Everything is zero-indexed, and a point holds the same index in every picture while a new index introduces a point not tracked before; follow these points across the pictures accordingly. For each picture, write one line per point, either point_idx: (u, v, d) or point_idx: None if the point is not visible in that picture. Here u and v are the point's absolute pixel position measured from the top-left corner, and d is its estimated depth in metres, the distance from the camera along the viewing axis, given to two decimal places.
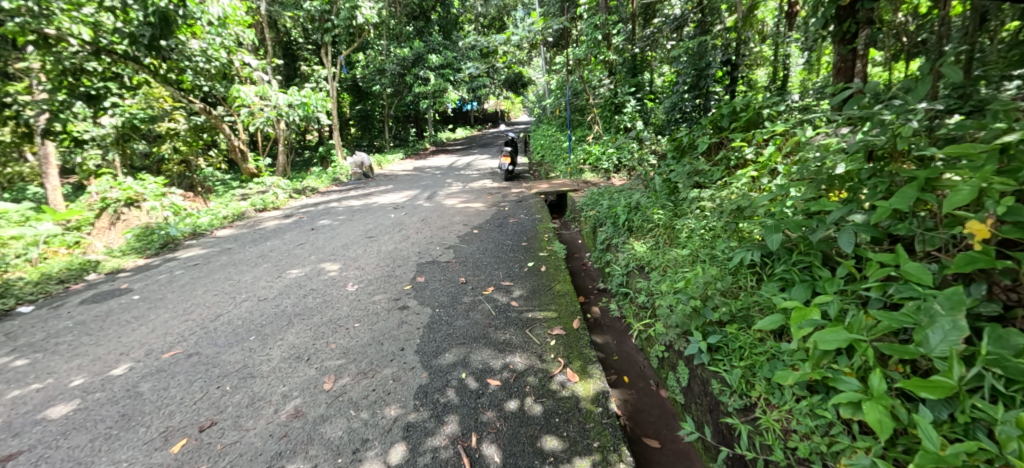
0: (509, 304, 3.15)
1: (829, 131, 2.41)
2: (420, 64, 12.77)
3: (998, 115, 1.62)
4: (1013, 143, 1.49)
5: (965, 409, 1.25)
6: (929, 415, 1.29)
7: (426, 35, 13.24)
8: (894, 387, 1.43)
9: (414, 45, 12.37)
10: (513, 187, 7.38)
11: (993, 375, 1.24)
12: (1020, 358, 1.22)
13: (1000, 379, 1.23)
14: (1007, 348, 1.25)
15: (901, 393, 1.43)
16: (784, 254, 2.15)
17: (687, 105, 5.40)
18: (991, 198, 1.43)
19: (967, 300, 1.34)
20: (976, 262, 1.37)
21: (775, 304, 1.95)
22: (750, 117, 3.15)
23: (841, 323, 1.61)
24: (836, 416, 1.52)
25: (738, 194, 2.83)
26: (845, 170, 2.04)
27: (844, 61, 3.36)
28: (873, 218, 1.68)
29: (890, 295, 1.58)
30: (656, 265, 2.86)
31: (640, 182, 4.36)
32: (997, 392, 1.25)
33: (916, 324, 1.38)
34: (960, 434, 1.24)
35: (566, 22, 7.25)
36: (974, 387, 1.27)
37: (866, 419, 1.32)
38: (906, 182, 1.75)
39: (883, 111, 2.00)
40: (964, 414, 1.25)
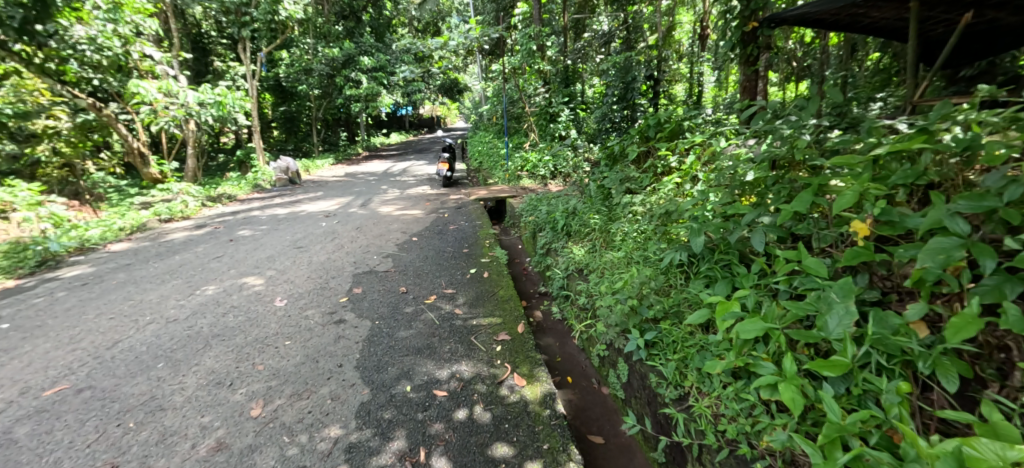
0: (453, 312, 3.11)
1: (739, 142, 2.71)
2: (350, 65, 12.25)
3: (870, 131, 1.93)
4: (882, 156, 1.78)
5: (858, 382, 1.45)
6: (832, 391, 1.48)
7: (356, 36, 12.78)
8: (803, 369, 1.63)
9: (343, 46, 11.83)
10: (451, 193, 7.30)
11: (877, 352, 1.45)
12: (896, 335, 1.44)
13: (883, 355, 1.44)
14: (887, 328, 1.47)
15: (808, 374, 1.63)
16: (707, 253, 2.36)
17: (616, 115, 5.65)
18: (869, 201, 1.71)
19: (856, 289, 1.56)
20: (860, 256, 1.61)
21: (702, 300, 2.13)
22: (673, 128, 3.45)
23: (758, 314, 1.80)
24: (758, 398, 1.69)
25: (665, 199, 3.05)
26: (754, 177, 2.30)
27: (749, 81, 3.65)
28: (779, 220, 1.91)
29: (795, 287, 1.80)
30: (594, 267, 3.01)
31: (576, 188, 4.53)
32: (882, 365, 1.47)
33: (818, 311, 1.59)
34: (854, 404, 1.46)
35: (503, 31, 7.36)
36: (865, 362, 1.48)
37: (781, 398, 1.49)
38: (803, 188, 2.02)
39: (782, 126, 2.29)
40: (858, 387, 1.45)
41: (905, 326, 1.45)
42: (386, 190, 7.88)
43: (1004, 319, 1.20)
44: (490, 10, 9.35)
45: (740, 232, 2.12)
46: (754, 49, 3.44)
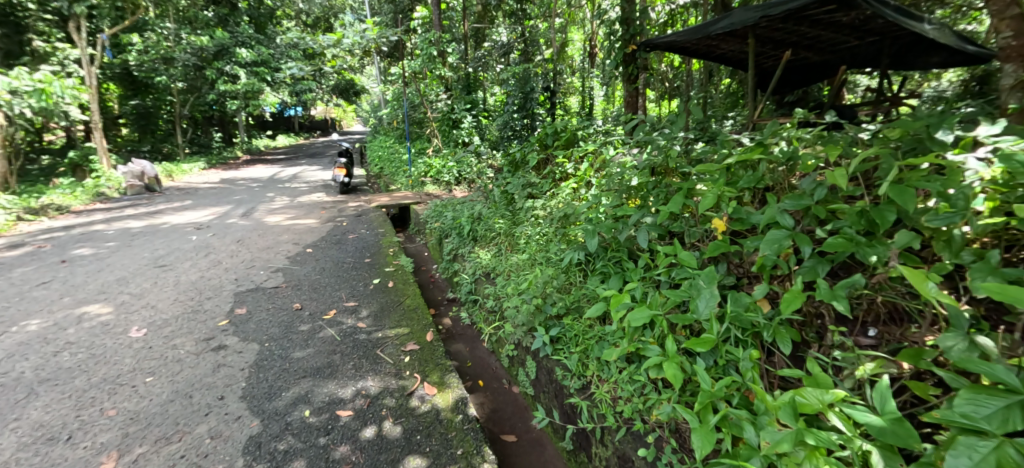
0: (356, 326, 2.92)
1: (625, 151, 3.01)
2: (224, 57, 10.86)
3: (724, 142, 2.31)
4: (733, 164, 2.15)
5: (722, 354, 1.65)
6: (703, 364, 1.64)
7: (231, 25, 11.33)
8: (682, 349, 1.83)
9: (215, 35, 10.44)
10: (350, 200, 6.84)
11: (735, 327, 1.68)
12: (747, 311, 1.67)
13: (740, 329, 1.68)
14: (740, 305, 1.70)
15: (684, 353, 1.84)
16: (601, 251, 2.58)
17: (517, 123, 5.84)
18: (725, 202, 2.03)
19: (718, 276, 1.81)
20: (720, 248, 1.91)
21: (599, 294, 2.32)
22: (568, 137, 3.72)
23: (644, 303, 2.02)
24: (647, 378, 1.83)
25: (563, 203, 3.25)
26: (637, 182, 2.57)
27: (632, 96, 4.09)
28: (658, 220, 2.17)
29: (673, 277, 2.06)
30: (501, 270, 3.09)
31: (481, 193, 4.60)
32: (738, 338, 1.69)
33: (691, 297, 1.81)
34: (719, 373, 1.66)
35: (402, 34, 7.21)
36: (726, 337, 1.71)
37: (665, 376, 1.60)
38: (676, 191, 2.33)
39: (659, 137, 2.62)
40: (722, 358, 1.65)
41: (754, 303, 1.70)
42: (272, 198, 7.09)
43: (819, 290, 1.48)
44: (386, 10, 9.05)
45: (628, 231, 2.36)
46: (633, 68, 3.89)
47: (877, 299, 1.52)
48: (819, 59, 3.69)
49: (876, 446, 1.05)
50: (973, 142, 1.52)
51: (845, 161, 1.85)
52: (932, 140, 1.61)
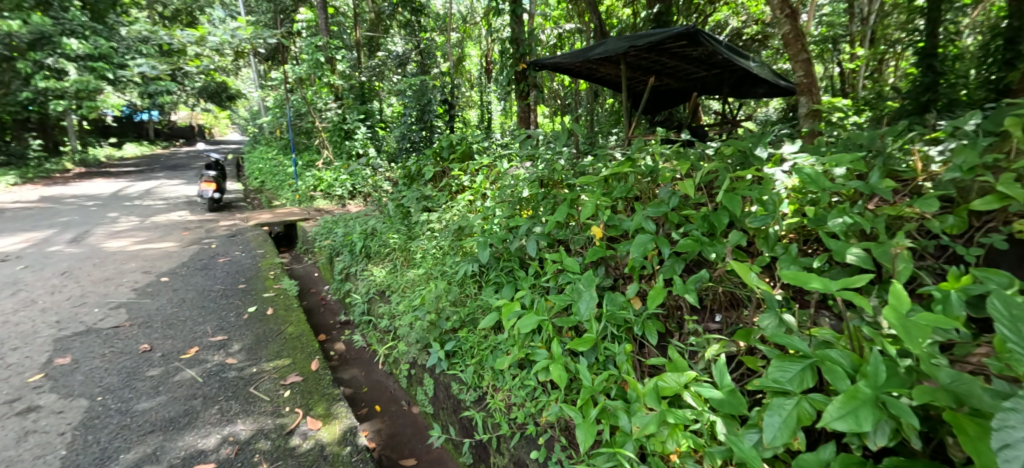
0: (224, 363, 2.58)
1: (517, 164, 3.15)
2: (46, 47, 8.94)
3: (600, 158, 2.59)
4: (610, 178, 2.41)
5: (602, 350, 1.73)
6: (586, 362, 1.71)
7: (57, 9, 9.18)
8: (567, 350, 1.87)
9: (31, 19, 8.56)
10: (223, 218, 6.04)
11: (611, 324, 1.82)
12: (621, 310, 1.84)
13: (615, 326, 1.82)
14: (616, 305, 1.86)
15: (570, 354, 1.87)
16: (494, 262, 2.67)
17: (415, 136, 5.68)
18: (602, 212, 2.26)
19: (597, 279, 1.93)
20: (597, 253, 2.12)
21: (492, 305, 2.38)
22: (464, 151, 3.83)
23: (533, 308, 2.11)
24: (537, 381, 1.88)
25: (459, 215, 3.27)
26: (528, 193, 2.73)
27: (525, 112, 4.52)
28: (546, 229, 2.33)
29: (560, 282, 2.23)
30: (396, 287, 3.02)
31: (376, 207, 4.42)
32: (614, 334, 1.83)
33: (572, 300, 1.90)
34: (601, 369, 1.70)
35: (281, 38, 6.75)
36: (603, 334, 1.83)
37: (552, 376, 1.63)
38: (561, 203, 2.53)
39: (548, 153, 2.88)
40: (602, 354, 1.73)
41: (626, 301, 1.87)
42: (117, 217, 5.96)
43: (676, 285, 1.73)
44: (264, 8, 8.30)
45: (518, 240, 2.50)
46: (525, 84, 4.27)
47: (718, 290, 1.82)
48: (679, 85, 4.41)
49: (720, 416, 1.20)
50: (779, 158, 1.97)
51: (694, 173, 2.19)
52: (753, 155, 2.04)
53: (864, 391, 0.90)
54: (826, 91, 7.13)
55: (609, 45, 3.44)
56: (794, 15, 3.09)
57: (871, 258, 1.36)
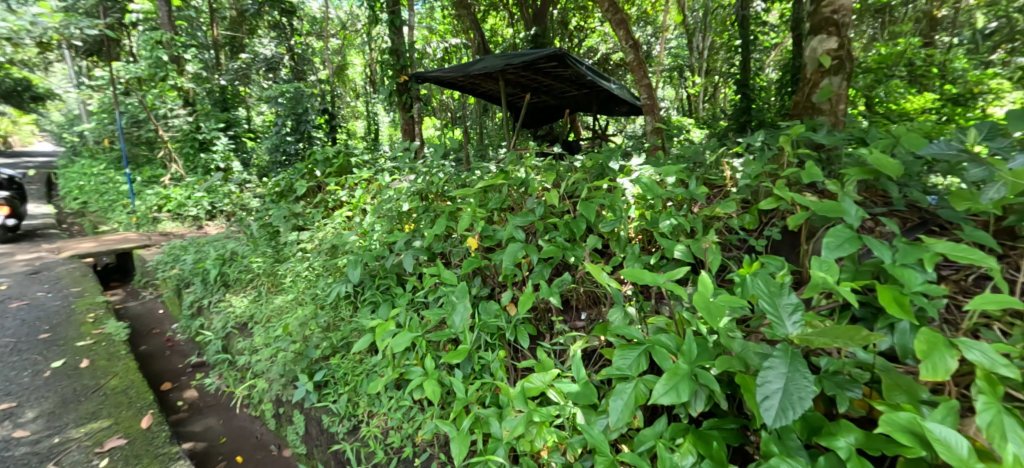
0: (11, 435, 2.02)
1: (399, 178, 3.06)
2: None
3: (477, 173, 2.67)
4: (488, 190, 2.45)
5: (477, 359, 1.76)
6: (461, 373, 1.71)
7: None
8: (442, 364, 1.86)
9: None
10: (22, 249, 4.78)
11: (486, 333, 1.86)
12: (495, 318, 1.88)
13: (489, 334, 1.86)
14: (490, 313, 1.89)
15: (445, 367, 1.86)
16: (370, 281, 2.48)
17: (289, 147, 5.42)
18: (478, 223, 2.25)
19: (472, 289, 1.89)
20: (473, 263, 2.08)
21: (367, 326, 2.22)
22: (341, 164, 3.62)
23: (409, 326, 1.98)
24: (412, 400, 1.83)
25: (333, 232, 3.02)
26: (409, 206, 2.65)
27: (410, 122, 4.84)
28: (425, 242, 2.25)
29: (438, 296, 2.14)
30: (260, 318, 2.71)
31: (238, 228, 3.94)
32: (488, 342, 1.86)
33: (448, 313, 1.85)
34: (476, 378, 1.71)
35: (109, 31, 5.80)
36: (478, 344, 1.85)
37: (425, 393, 1.60)
38: (440, 215, 2.50)
39: (427, 167, 2.86)
40: (476, 363, 1.75)
41: (500, 309, 1.91)
42: None
43: (543, 289, 1.81)
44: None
45: (394, 256, 2.36)
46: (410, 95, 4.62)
47: (580, 290, 1.97)
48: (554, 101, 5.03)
49: (579, 407, 1.29)
50: (629, 170, 2.23)
51: (561, 184, 2.35)
52: (607, 167, 2.29)
53: (681, 367, 1.06)
54: (678, 112, 8.31)
55: (487, 62, 3.94)
56: (637, 45, 3.41)
57: (691, 253, 1.63)
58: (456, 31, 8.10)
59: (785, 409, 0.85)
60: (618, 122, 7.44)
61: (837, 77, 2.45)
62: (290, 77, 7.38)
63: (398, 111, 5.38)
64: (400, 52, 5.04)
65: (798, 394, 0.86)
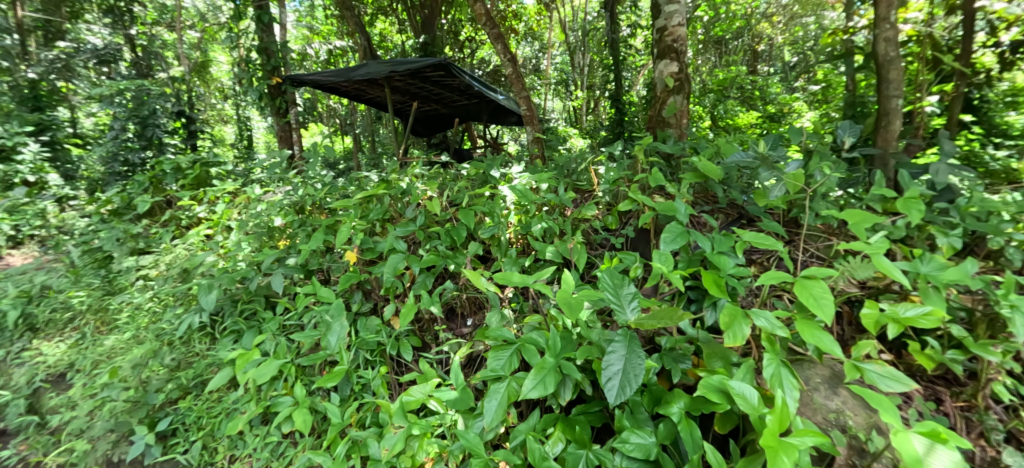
0: None
1: (271, 189, 2.72)
2: None
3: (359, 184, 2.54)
4: (371, 199, 2.29)
5: (355, 379, 1.65)
6: (338, 397, 1.59)
7: None
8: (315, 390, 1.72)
9: None
10: None
11: (365, 350, 1.76)
12: (375, 335, 1.78)
13: (369, 351, 1.76)
14: (370, 330, 1.80)
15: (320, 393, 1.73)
16: (230, 307, 2.14)
17: (134, 156, 4.57)
18: (357, 236, 2.09)
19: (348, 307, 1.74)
20: (352, 279, 1.91)
21: (226, 359, 1.94)
22: (198, 175, 3.14)
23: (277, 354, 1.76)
24: (281, 435, 1.65)
25: (186, 254, 2.57)
26: (283, 221, 2.39)
27: None
28: (299, 259, 2.01)
29: (313, 318, 1.90)
30: (84, 364, 2.20)
31: (55, 255, 3.19)
32: (368, 360, 1.76)
33: (321, 334, 1.71)
34: (355, 400, 1.61)
35: None
36: (356, 363, 1.74)
37: (294, 424, 1.47)
38: (317, 229, 2.29)
39: (301, 179, 2.62)
40: (355, 383, 1.65)
41: (381, 324, 1.82)
42: None
43: (423, 299, 1.75)
44: None
45: (258, 278, 2.07)
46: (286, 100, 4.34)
47: (464, 296, 1.94)
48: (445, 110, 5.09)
49: (460, 413, 1.31)
50: (509, 178, 2.30)
51: (444, 193, 2.32)
52: (489, 175, 2.34)
53: (547, 362, 1.12)
54: (566, 123, 8.84)
55: (370, 68, 3.87)
56: (515, 60, 3.42)
57: (561, 254, 1.75)
58: (340, 33, 7.59)
59: (624, 386, 0.98)
60: (511, 131, 7.64)
61: (679, 96, 2.83)
62: (132, 72, 6.20)
63: (272, 115, 4.85)
64: (272, 52, 4.59)
65: (634, 372, 0.99)
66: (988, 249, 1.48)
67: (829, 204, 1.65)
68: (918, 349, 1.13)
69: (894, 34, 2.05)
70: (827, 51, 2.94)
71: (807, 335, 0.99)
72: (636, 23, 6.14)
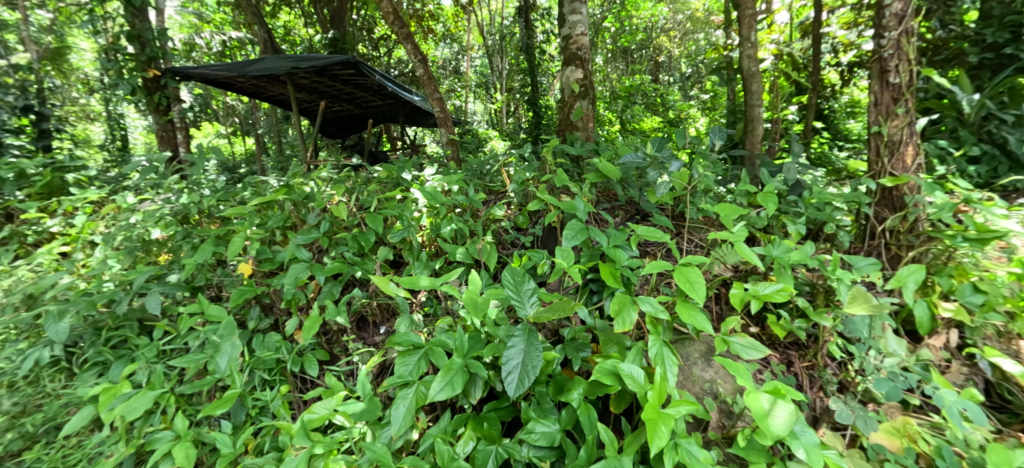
0: None
1: (149, 198, 2.34)
2: None
3: (255, 191, 2.33)
4: (269, 205, 2.10)
5: (250, 403, 1.50)
6: (229, 425, 1.43)
7: None
8: (203, 420, 1.53)
9: None
10: None
11: (261, 370, 1.60)
12: (273, 352, 1.63)
13: (267, 370, 1.60)
14: (269, 348, 1.65)
15: (209, 423, 1.54)
16: (93, 336, 1.75)
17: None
18: (252, 246, 1.89)
19: (240, 324, 1.60)
20: (245, 293, 1.74)
21: (88, 397, 1.59)
22: (49, 182, 2.63)
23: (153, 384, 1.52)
24: None
25: (35, 276, 2.02)
26: (162, 233, 2.06)
27: (167, 131, 4.23)
28: (181, 276, 1.78)
29: (200, 341, 1.66)
30: None
31: None
32: (266, 380, 1.61)
33: (207, 357, 1.53)
34: (251, 426, 1.46)
35: None
36: (251, 385, 1.57)
37: (175, 460, 1.29)
38: (204, 240, 2.04)
39: (184, 185, 2.31)
40: (250, 408, 1.49)
41: (281, 340, 1.68)
42: None
43: (328, 310, 1.64)
44: None
45: (129, 300, 1.74)
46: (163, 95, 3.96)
47: (375, 304, 1.85)
48: (359, 110, 4.88)
49: (368, 425, 1.26)
50: (421, 180, 2.24)
51: (350, 197, 2.21)
52: (401, 178, 2.27)
53: (455, 363, 1.13)
54: (487, 125, 8.89)
55: (269, 63, 3.58)
56: (426, 61, 3.35)
57: (472, 256, 1.75)
58: (235, 23, 6.85)
59: (523, 379, 1.03)
60: (432, 133, 7.49)
61: (585, 100, 2.99)
62: None
63: (150, 113, 4.22)
64: (145, 41, 3.98)
65: (532, 364, 1.05)
66: (826, 234, 1.77)
67: (708, 199, 1.85)
68: (774, 320, 1.34)
69: (755, 52, 2.39)
70: (710, 65, 3.32)
71: (686, 316, 1.12)
72: (549, 30, 6.36)
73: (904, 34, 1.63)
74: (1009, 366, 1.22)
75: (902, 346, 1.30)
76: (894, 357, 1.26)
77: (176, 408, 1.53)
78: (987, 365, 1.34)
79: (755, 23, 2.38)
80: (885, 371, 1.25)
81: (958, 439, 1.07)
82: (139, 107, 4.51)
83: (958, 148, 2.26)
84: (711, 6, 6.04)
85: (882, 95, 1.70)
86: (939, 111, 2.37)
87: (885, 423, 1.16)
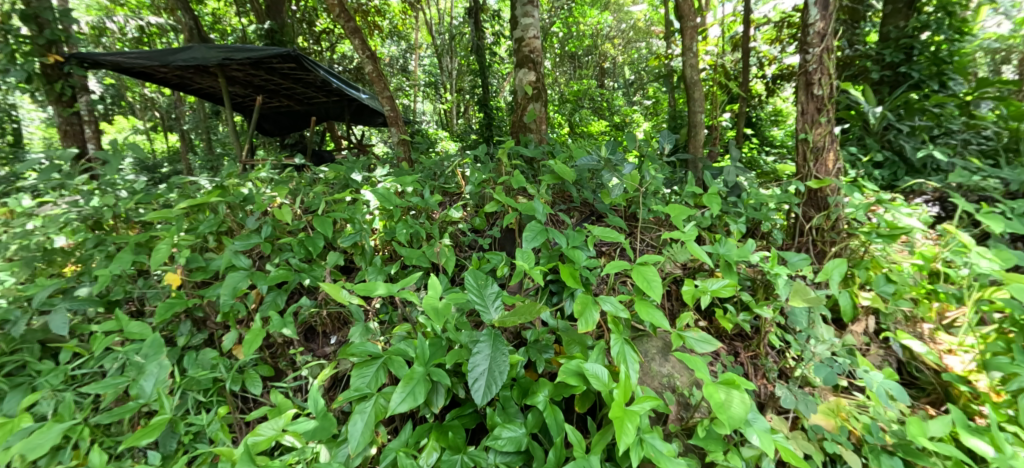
0: None
1: (51, 201, 2.06)
2: None
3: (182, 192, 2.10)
4: (200, 209, 1.91)
5: (182, 429, 1.35)
6: (157, 455, 1.28)
7: None
8: (125, 452, 1.36)
9: None
10: None
11: (194, 392, 1.44)
12: (208, 370, 1.49)
13: (201, 392, 1.45)
14: (203, 366, 1.49)
15: (132, 454, 1.37)
16: None
17: None
18: (181, 254, 1.72)
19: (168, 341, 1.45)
20: (174, 306, 1.58)
21: None
22: None
23: (61, 416, 1.32)
24: None
25: None
26: (67, 241, 1.82)
27: (71, 125, 3.75)
28: (93, 289, 1.57)
29: (120, 363, 1.47)
30: None
31: None
32: (200, 402, 1.45)
33: (128, 380, 1.36)
34: (184, 454, 1.31)
35: None
36: (183, 409, 1.42)
37: None
38: (122, 248, 1.82)
39: (96, 187, 2.04)
40: (182, 434, 1.34)
41: (218, 356, 1.53)
42: None
43: (272, 321, 1.52)
44: None
45: (27, 320, 1.50)
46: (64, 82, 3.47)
47: (324, 313, 1.74)
48: (300, 108, 4.62)
49: (322, 443, 1.18)
50: (372, 181, 2.14)
51: (294, 200, 2.06)
52: (350, 179, 2.16)
53: (416, 372, 1.08)
54: (438, 125, 8.74)
55: (196, 52, 3.28)
56: (375, 58, 3.22)
57: (428, 260, 1.70)
58: (155, 8, 6.22)
59: (490, 385, 1.01)
60: (380, 133, 7.24)
61: (538, 103, 3.01)
62: None
63: (50, 103, 3.72)
64: (44, 22, 3.51)
65: (498, 370, 1.03)
66: (762, 232, 1.90)
67: (658, 200, 1.92)
68: (721, 315, 1.41)
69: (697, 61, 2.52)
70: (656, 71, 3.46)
71: (644, 313, 1.15)
72: (499, 32, 6.37)
73: (826, 50, 1.79)
74: (917, 346, 1.38)
75: (831, 333, 1.41)
76: (826, 343, 1.38)
77: (90, 441, 1.35)
78: (899, 346, 1.51)
79: (697, 34, 2.51)
80: (822, 357, 1.35)
81: (881, 415, 1.18)
82: (36, 96, 3.96)
83: (867, 155, 2.52)
84: (652, 17, 6.33)
85: (808, 105, 1.86)
86: (849, 121, 2.65)
87: (821, 404, 1.26)
